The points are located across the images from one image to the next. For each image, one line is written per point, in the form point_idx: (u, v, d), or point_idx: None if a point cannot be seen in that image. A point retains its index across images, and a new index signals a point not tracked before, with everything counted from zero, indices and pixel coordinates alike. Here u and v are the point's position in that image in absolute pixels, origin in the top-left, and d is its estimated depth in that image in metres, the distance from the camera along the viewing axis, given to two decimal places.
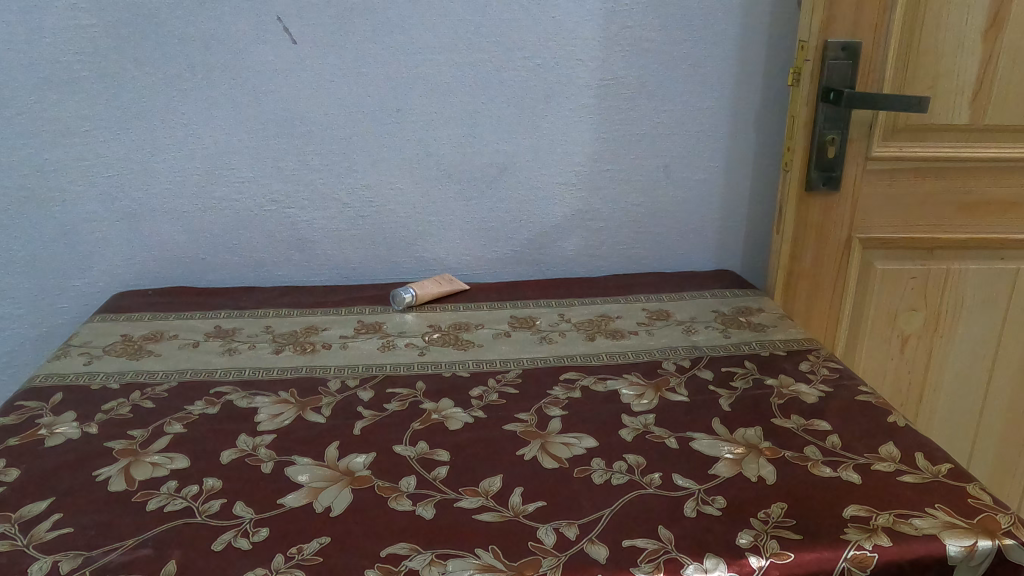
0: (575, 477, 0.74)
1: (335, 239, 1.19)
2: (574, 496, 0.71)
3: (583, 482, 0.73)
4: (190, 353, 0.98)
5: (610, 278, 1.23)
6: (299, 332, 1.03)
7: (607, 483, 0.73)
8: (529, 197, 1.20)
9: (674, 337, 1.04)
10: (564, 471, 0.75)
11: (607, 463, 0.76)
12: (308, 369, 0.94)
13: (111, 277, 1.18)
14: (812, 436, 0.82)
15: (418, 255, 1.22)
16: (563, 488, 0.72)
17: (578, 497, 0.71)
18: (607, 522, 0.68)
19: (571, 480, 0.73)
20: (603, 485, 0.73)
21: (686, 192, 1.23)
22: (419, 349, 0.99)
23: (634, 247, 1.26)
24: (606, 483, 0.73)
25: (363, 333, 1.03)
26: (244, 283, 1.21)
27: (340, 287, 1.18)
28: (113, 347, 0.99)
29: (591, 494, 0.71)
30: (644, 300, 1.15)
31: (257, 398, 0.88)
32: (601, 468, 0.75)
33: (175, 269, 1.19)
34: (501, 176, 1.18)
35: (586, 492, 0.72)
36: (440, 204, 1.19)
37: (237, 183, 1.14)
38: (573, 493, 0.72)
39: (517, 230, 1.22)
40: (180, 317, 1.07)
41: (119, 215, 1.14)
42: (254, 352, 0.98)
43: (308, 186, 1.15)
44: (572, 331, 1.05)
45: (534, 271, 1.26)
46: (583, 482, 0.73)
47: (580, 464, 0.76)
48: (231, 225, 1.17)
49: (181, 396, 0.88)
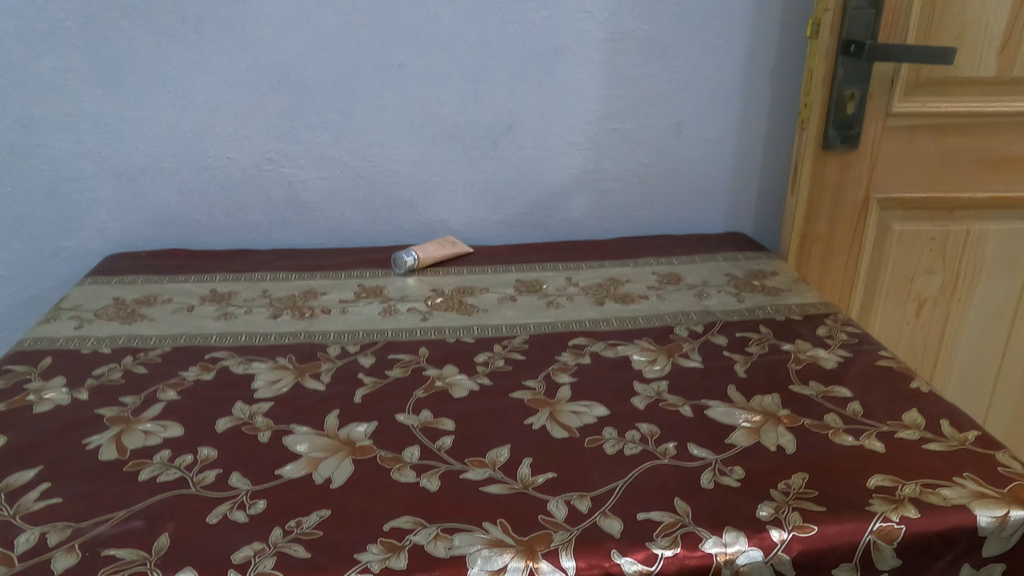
0: (586, 448, 0.71)
1: (334, 201, 1.15)
2: (585, 468, 0.68)
3: (595, 453, 0.70)
4: (185, 317, 0.94)
5: (618, 240, 1.19)
6: (297, 296, 1.00)
7: (620, 454, 0.70)
8: (535, 157, 1.16)
9: (687, 302, 1.00)
10: (574, 441, 0.72)
11: (620, 433, 0.73)
12: (307, 334, 0.90)
13: (103, 238, 1.14)
14: (832, 403, 0.78)
15: (420, 217, 1.18)
16: (573, 459, 0.69)
17: (589, 469, 0.68)
18: (621, 494, 0.65)
19: (583, 451, 0.70)
20: (615, 455, 0.70)
21: (698, 151, 1.18)
22: (422, 314, 0.96)
23: (643, 209, 1.21)
24: (618, 453, 0.70)
25: (364, 297, 1.00)
26: (240, 245, 1.17)
27: (340, 250, 1.14)
28: (105, 310, 0.95)
29: (603, 465, 0.68)
30: (654, 264, 1.11)
31: (254, 364, 0.84)
32: (612, 438, 0.72)
33: (169, 230, 1.15)
34: (507, 135, 1.13)
35: (598, 464, 0.69)
36: (443, 164, 1.14)
37: (231, 141, 1.09)
38: (584, 464, 0.69)
39: (523, 191, 1.18)
40: (174, 281, 1.03)
41: (109, 173, 1.10)
42: (250, 317, 0.94)
43: (305, 145, 1.11)
44: (580, 296, 1.01)
45: (539, 234, 1.22)
46: (594, 452, 0.70)
47: (591, 433, 0.73)
48: (227, 186, 1.12)
49: (175, 362, 0.85)
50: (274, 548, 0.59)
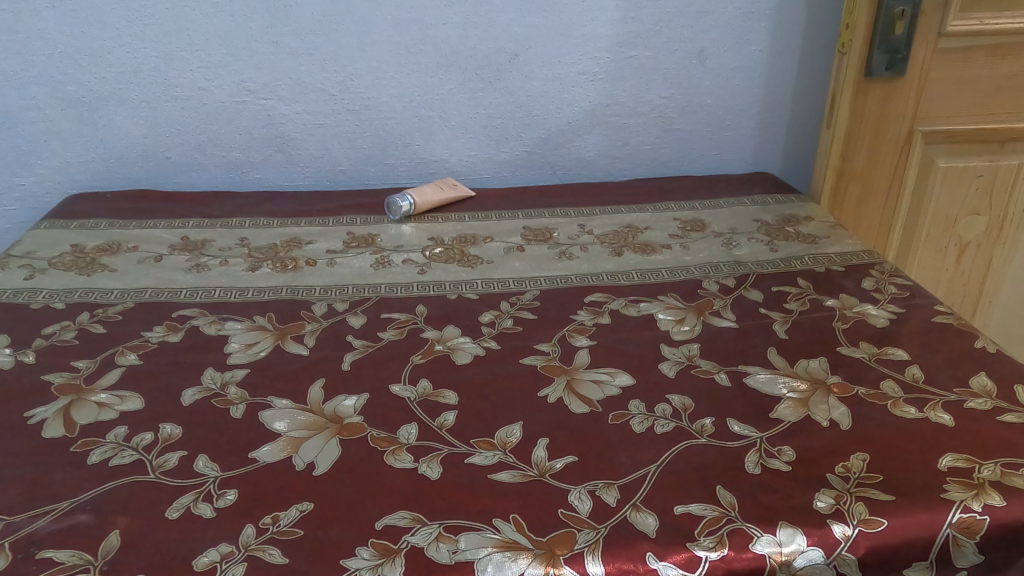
0: (609, 427, 0.61)
1: (320, 138, 1.03)
2: (610, 452, 0.59)
3: (620, 434, 0.61)
4: (151, 267, 0.83)
5: (636, 182, 1.08)
6: (279, 245, 0.89)
7: (649, 434, 0.61)
8: (544, 89, 1.03)
9: (716, 251, 0.89)
10: (595, 420, 0.62)
11: (647, 408, 0.63)
12: (289, 290, 0.80)
13: (63, 176, 1.03)
14: (888, 368, 0.68)
15: (417, 157, 1.06)
16: (596, 442, 0.60)
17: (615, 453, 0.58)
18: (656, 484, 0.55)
19: (606, 431, 0.61)
20: (644, 436, 0.60)
21: (727, 81, 1.05)
22: (419, 267, 0.85)
23: (663, 147, 1.10)
24: (647, 434, 0.61)
25: (354, 247, 0.89)
26: (217, 186, 1.05)
27: (328, 194, 1.03)
28: (61, 259, 0.84)
29: (631, 448, 0.59)
30: (677, 208, 1.00)
31: (228, 323, 0.73)
32: (639, 415, 0.63)
33: (137, 168, 1.03)
34: (512, 63, 1.00)
35: (625, 447, 0.59)
36: (441, 97, 1.02)
37: (201, 69, 0.96)
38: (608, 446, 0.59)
39: (530, 127, 1.06)
40: (141, 226, 0.92)
41: (66, 103, 0.97)
42: (225, 268, 0.83)
43: (286, 74, 0.98)
44: (596, 245, 0.90)
45: (548, 176, 1.11)
46: (619, 433, 0.61)
47: (613, 411, 0.63)
48: (199, 120, 1.00)
49: (138, 319, 0.74)
50: (245, 551, 0.49)
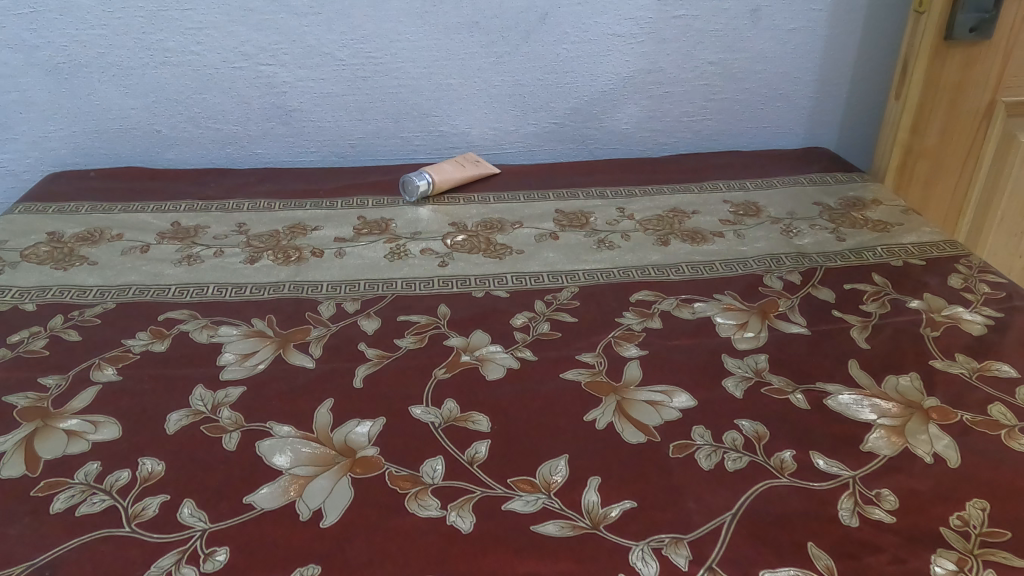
0: (671, 462, 0.52)
1: (327, 108, 0.92)
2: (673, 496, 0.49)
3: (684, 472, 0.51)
4: (137, 259, 0.73)
5: (677, 158, 0.97)
6: (281, 232, 0.79)
7: (719, 471, 0.51)
8: (578, 53, 0.91)
9: (776, 241, 0.78)
10: (653, 453, 0.52)
11: (714, 438, 0.54)
12: (292, 287, 0.70)
13: (43, 151, 0.93)
14: (994, 387, 0.57)
15: (434, 129, 0.95)
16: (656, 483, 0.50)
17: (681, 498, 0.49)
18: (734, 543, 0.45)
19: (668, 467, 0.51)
20: (714, 474, 0.51)
21: (783, 45, 0.93)
22: (440, 258, 0.75)
23: (709, 119, 0.98)
24: (717, 471, 0.51)
25: (365, 235, 0.79)
26: (213, 163, 0.95)
27: (336, 172, 0.92)
28: (36, 250, 0.74)
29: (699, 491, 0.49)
30: (727, 189, 0.89)
31: (222, 329, 0.64)
32: (703, 446, 0.53)
33: (124, 143, 0.93)
34: (543, 24, 0.88)
35: (692, 490, 0.49)
36: (462, 62, 0.90)
37: (192, 30, 0.85)
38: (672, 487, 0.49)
39: (561, 96, 0.94)
40: (127, 210, 0.82)
41: (41, 69, 0.87)
42: (219, 261, 0.73)
43: (287, 36, 0.86)
44: (639, 233, 0.80)
45: (579, 151, 0.99)
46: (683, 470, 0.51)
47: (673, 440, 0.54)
48: (190, 88, 0.89)
49: (119, 323, 0.64)
50: None
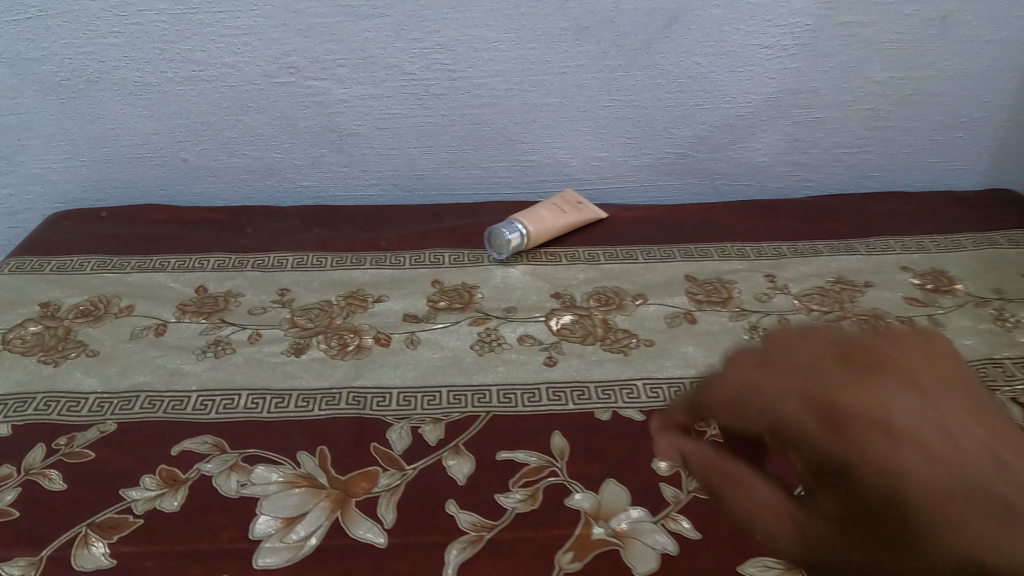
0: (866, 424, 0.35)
1: (390, 131, 0.74)
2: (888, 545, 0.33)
3: (884, 450, 0.34)
4: (148, 346, 0.57)
5: (826, 201, 0.77)
6: (333, 304, 0.62)
7: (948, 464, 0.33)
8: (713, 68, 0.70)
9: (991, 336, 0.58)
10: (823, 430, 0.36)
11: (917, 401, 0.37)
12: (351, 398, 0.52)
13: (50, 183, 0.77)
14: None
15: (523, 158, 0.76)
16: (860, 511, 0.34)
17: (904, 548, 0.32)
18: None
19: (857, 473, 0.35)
20: (942, 456, 0.33)
21: (979, 61, 0.72)
22: (544, 351, 0.57)
23: (868, 151, 0.78)
24: (937, 449, 0.33)
25: (444, 310, 0.61)
26: (252, 198, 0.79)
27: (403, 216, 0.75)
28: (23, 337, 0.59)
29: (929, 508, 0.32)
30: (902, 248, 0.69)
31: (258, 472, 0.46)
32: (911, 399, 0.36)
33: (144, 175, 0.76)
34: (670, 32, 0.68)
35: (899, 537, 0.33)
36: (563, 78, 0.70)
37: (222, 37, 0.67)
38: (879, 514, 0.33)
39: (686, 121, 0.74)
40: (142, 268, 0.67)
41: (42, 88, 0.70)
42: (255, 352, 0.56)
43: (344, 43, 0.67)
44: (801, 315, 0.61)
45: (701, 187, 0.80)
46: (885, 453, 0.34)
47: (860, 368, 0.38)
48: (223, 109, 0.71)
49: (118, 458, 0.48)
50: None
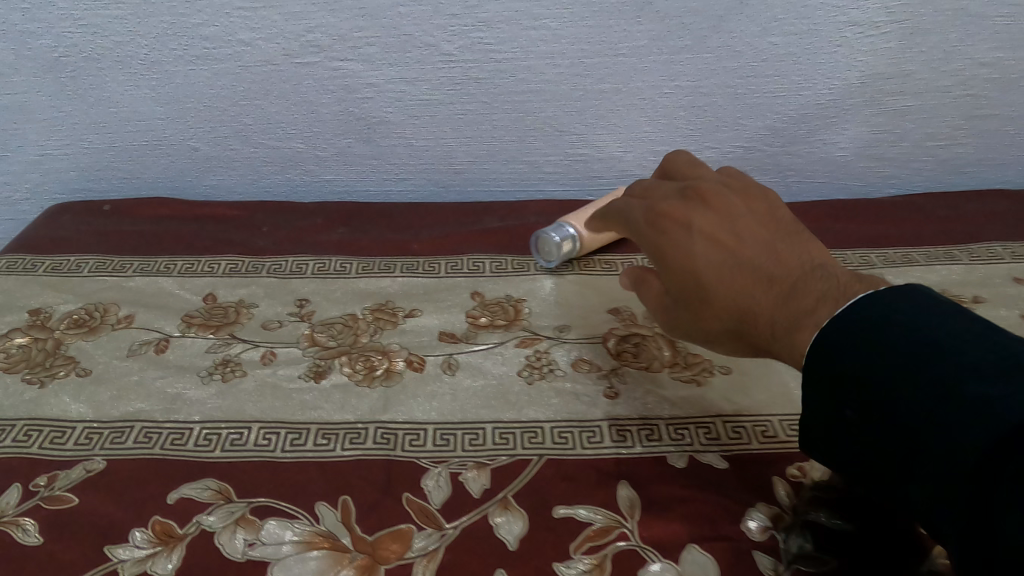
0: (727, 240, 0.39)
1: (423, 120, 0.66)
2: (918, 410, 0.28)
3: (733, 260, 0.38)
4: (149, 365, 0.50)
5: (914, 203, 0.68)
6: (359, 318, 0.54)
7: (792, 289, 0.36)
8: (793, 50, 0.62)
9: None
10: (669, 245, 0.41)
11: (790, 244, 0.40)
12: (380, 435, 0.44)
13: (49, 173, 0.70)
14: None
15: (572, 152, 0.68)
16: (878, 382, 0.30)
17: (935, 416, 0.27)
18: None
19: (853, 343, 0.31)
20: (784, 263, 0.38)
21: None
22: (604, 379, 0.49)
23: (963, 147, 0.69)
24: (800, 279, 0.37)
25: (487, 328, 0.53)
26: (270, 193, 0.71)
27: (437, 215, 0.67)
28: (8, 350, 0.52)
29: (785, 337, 0.35)
30: (1013, 257, 0.60)
31: (269, 528, 0.39)
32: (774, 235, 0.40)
33: (152, 166, 0.69)
34: (745, 8, 0.59)
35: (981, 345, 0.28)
36: (621, 60, 0.62)
37: (237, 9, 0.59)
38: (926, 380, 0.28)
39: (759, 111, 0.65)
40: (145, 271, 0.60)
41: (38, 66, 0.62)
42: (268, 375, 0.49)
43: (373, 18, 0.59)
44: None
45: (770, 187, 0.71)
46: (737, 261, 0.39)
47: (698, 199, 0.43)
48: (238, 92, 0.64)
49: (105, 504, 0.40)
50: None
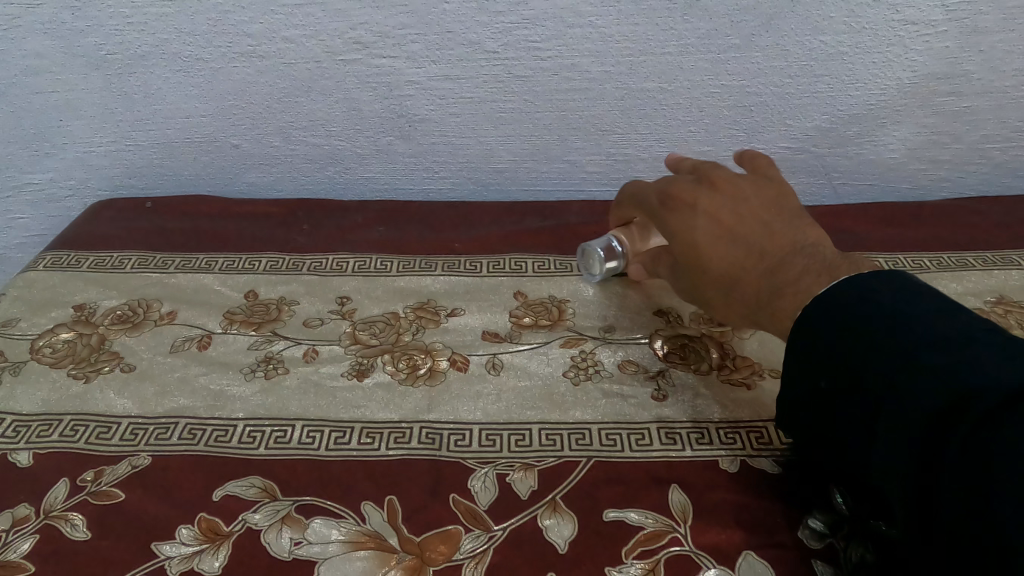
0: (727, 220, 0.45)
1: (465, 118, 0.65)
2: (881, 375, 0.32)
3: (731, 237, 0.44)
4: (192, 361, 0.50)
5: (965, 206, 0.66)
6: (401, 317, 0.54)
7: (778, 268, 0.41)
8: (846, 49, 0.60)
9: None
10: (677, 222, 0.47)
11: (792, 225, 0.44)
12: (425, 435, 0.44)
13: (91, 170, 0.70)
14: None
15: (614, 151, 0.67)
16: (850, 353, 0.34)
17: (894, 378, 0.32)
18: (970, 434, 0.28)
19: (829, 316, 0.36)
20: (779, 242, 0.43)
21: None
22: (651, 381, 0.48)
23: (1017, 149, 0.67)
24: (787, 259, 0.42)
25: (530, 327, 0.52)
26: (310, 191, 0.71)
27: (478, 215, 0.66)
28: (53, 345, 0.52)
29: (767, 311, 0.41)
30: None
31: (315, 527, 0.38)
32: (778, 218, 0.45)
33: (193, 163, 0.69)
34: (798, 7, 0.58)
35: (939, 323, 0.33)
36: (668, 58, 0.61)
37: (283, 6, 0.59)
38: (890, 350, 0.33)
39: (807, 111, 0.64)
40: (187, 268, 0.60)
41: (85, 64, 0.63)
42: (312, 373, 0.48)
43: (418, 14, 0.59)
44: None
45: (816, 189, 0.70)
46: (734, 238, 0.44)
47: (709, 180, 0.48)
48: (281, 89, 0.63)
49: (152, 501, 0.40)
50: None
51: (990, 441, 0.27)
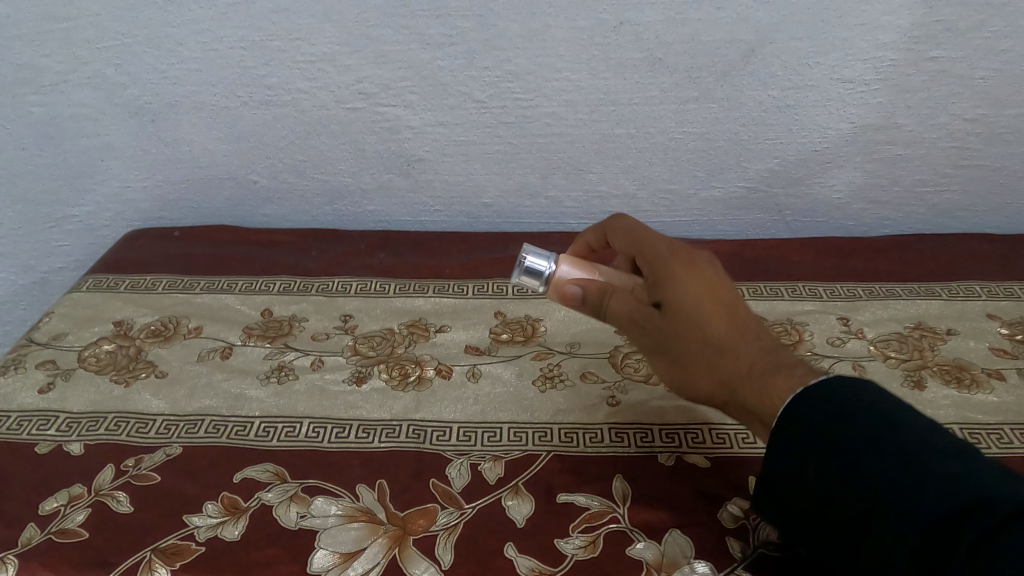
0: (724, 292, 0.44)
1: (456, 159, 0.74)
2: (881, 491, 0.32)
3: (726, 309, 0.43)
4: (216, 368, 0.58)
5: (901, 240, 0.75)
6: (396, 332, 0.62)
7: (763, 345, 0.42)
8: (790, 101, 0.69)
9: None
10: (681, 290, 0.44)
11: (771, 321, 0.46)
12: (412, 431, 0.52)
13: (126, 203, 0.79)
14: None
15: (590, 189, 0.76)
16: (839, 476, 0.34)
17: (895, 493, 0.32)
18: (979, 546, 0.28)
19: (822, 424, 0.36)
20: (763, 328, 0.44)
21: None
22: (607, 389, 0.56)
23: (948, 190, 0.75)
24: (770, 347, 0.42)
25: (507, 343, 0.61)
26: (319, 221, 0.80)
27: (468, 244, 0.75)
28: (97, 355, 0.60)
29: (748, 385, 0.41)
30: (987, 295, 0.66)
31: (318, 504, 0.46)
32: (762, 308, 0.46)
33: (217, 196, 0.78)
34: (746, 66, 0.66)
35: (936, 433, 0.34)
36: (635, 108, 0.70)
37: (299, 63, 0.68)
38: (878, 471, 0.33)
39: (759, 155, 0.73)
40: (211, 289, 0.69)
41: (125, 111, 0.72)
42: (318, 379, 0.57)
43: (415, 70, 0.68)
44: (877, 362, 0.58)
45: (771, 223, 0.78)
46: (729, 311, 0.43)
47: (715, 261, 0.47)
48: (296, 134, 0.72)
49: (184, 482, 0.48)
50: None
51: (999, 551, 0.27)
